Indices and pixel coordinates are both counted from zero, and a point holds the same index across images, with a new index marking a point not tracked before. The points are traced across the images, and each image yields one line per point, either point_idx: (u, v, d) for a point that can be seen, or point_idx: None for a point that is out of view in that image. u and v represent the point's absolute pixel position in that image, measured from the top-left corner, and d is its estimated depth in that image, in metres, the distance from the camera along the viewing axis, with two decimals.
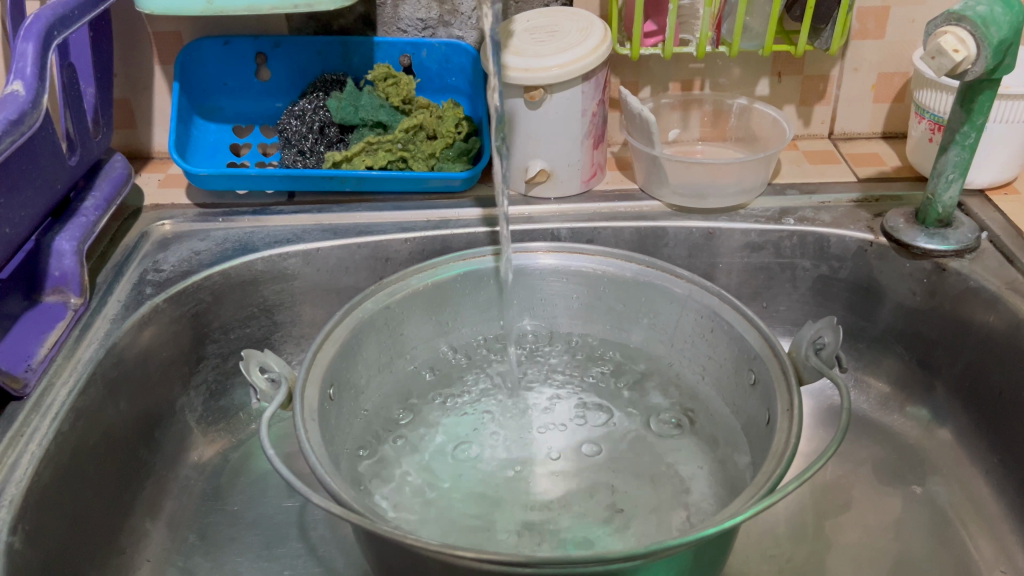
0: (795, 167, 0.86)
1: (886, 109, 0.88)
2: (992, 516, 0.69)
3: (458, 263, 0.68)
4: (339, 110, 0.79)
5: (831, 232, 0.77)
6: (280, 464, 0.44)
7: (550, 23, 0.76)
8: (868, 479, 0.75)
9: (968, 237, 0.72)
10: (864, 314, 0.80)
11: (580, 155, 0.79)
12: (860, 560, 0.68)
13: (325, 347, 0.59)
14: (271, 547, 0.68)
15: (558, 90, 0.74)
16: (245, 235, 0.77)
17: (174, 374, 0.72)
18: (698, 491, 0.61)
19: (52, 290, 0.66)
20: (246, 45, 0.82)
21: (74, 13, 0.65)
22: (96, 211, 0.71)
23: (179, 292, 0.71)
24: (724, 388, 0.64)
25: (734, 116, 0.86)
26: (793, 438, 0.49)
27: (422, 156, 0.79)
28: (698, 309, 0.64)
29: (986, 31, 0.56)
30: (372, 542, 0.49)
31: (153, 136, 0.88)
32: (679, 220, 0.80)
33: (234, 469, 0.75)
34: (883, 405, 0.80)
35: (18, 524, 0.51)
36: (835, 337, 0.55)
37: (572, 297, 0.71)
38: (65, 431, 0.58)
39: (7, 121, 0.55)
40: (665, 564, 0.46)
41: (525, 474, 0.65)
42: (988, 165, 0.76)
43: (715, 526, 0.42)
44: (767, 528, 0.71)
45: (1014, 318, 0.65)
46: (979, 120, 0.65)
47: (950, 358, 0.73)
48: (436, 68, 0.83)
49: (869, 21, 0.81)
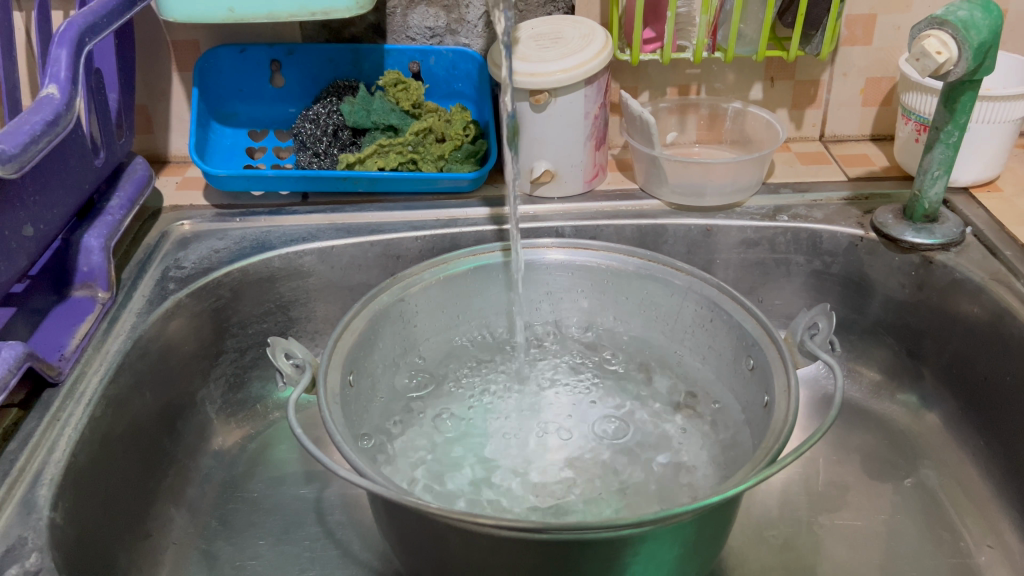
0: (788, 168, 0.90)
1: (875, 112, 0.92)
2: (979, 495, 0.72)
3: (468, 259, 0.71)
4: (351, 114, 0.82)
5: (823, 228, 0.81)
6: (308, 440, 0.46)
7: (553, 30, 0.79)
8: (862, 464, 0.78)
9: (954, 232, 0.75)
10: (855, 308, 0.83)
11: (582, 157, 0.83)
12: (854, 540, 0.71)
13: (345, 337, 0.62)
14: (290, 532, 0.70)
15: (562, 94, 0.77)
16: (262, 235, 0.80)
17: (195, 368, 0.75)
18: (700, 469, 0.64)
19: (81, 285, 0.69)
20: (261, 53, 0.85)
21: (103, 21, 0.68)
22: (121, 211, 0.73)
23: (200, 288, 0.74)
24: (721, 374, 0.67)
25: (729, 119, 0.90)
26: (791, 415, 0.52)
27: (432, 158, 0.82)
28: (697, 300, 0.67)
29: (967, 34, 0.60)
30: (395, 514, 0.52)
31: (170, 142, 0.91)
32: (678, 218, 0.83)
33: (253, 458, 0.77)
34: (874, 393, 0.84)
35: (58, 502, 0.53)
36: (829, 323, 0.59)
37: (577, 291, 0.74)
38: (97, 416, 0.60)
39: (43, 123, 0.58)
40: (673, 532, 0.49)
41: (534, 459, 0.67)
42: (971, 165, 0.80)
43: (719, 495, 0.45)
44: (764, 511, 0.74)
45: (997, 308, 0.69)
46: (961, 119, 0.69)
47: (939, 347, 0.77)
48: (443, 74, 0.87)
49: (857, 28, 0.85)
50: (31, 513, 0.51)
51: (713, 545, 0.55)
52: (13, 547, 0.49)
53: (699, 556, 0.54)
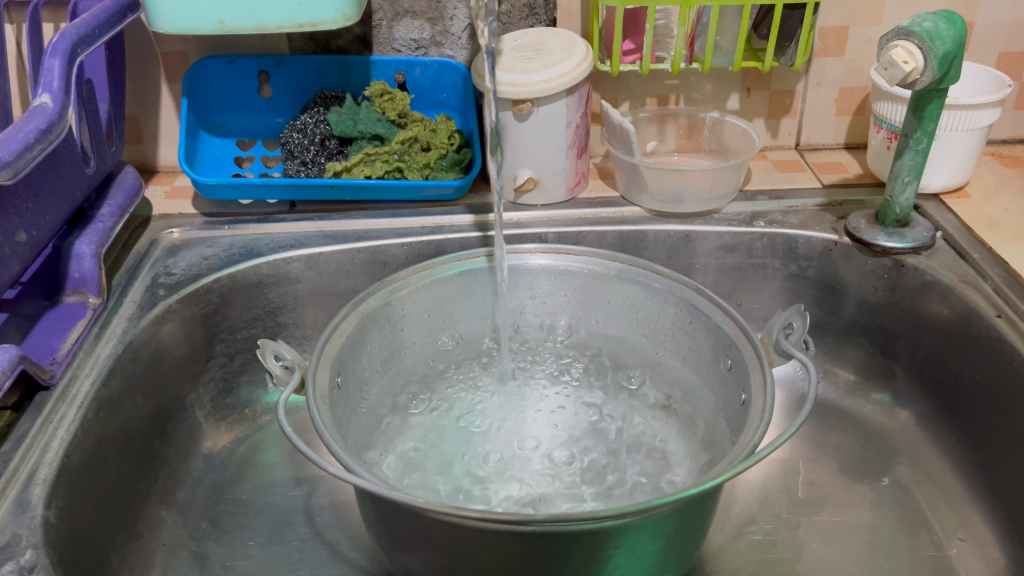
0: (765, 176, 0.92)
1: (848, 122, 0.95)
2: (950, 488, 0.75)
3: (454, 264, 0.73)
4: (338, 123, 0.84)
5: (799, 233, 0.83)
6: (297, 437, 0.47)
7: (535, 42, 0.82)
8: (839, 461, 0.80)
9: (924, 236, 0.78)
10: (830, 310, 0.86)
11: (565, 165, 0.85)
12: (830, 534, 0.73)
13: (333, 340, 0.63)
14: (280, 533, 0.72)
15: (544, 103, 0.79)
16: (250, 242, 0.81)
17: (185, 372, 0.76)
18: (679, 466, 0.66)
19: (72, 291, 0.70)
20: (249, 64, 0.87)
21: (95, 32, 0.69)
22: (111, 218, 0.74)
23: (190, 294, 0.75)
24: (700, 374, 0.69)
25: (707, 129, 0.93)
26: (768, 410, 0.54)
27: (417, 166, 0.84)
28: (677, 303, 0.69)
29: (931, 44, 0.63)
30: (384, 509, 0.54)
31: (159, 151, 0.92)
32: (657, 224, 0.85)
33: (242, 461, 0.78)
34: (850, 393, 0.86)
35: (51, 501, 0.54)
36: (803, 322, 0.62)
37: (560, 296, 0.75)
38: (89, 419, 0.61)
39: (37, 131, 0.60)
40: (653, 524, 0.51)
41: (518, 457, 0.69)
42: (941, 171, 0.83)
43: (698, 487, 0.47)
44: (743, 508, 0.76)
45: (965, 308, 0.72)
46: (929, 127, 0.71)
47: (912, 347, 0.80)
48: (428, 85, 0.89)
49: (830, 39, 0.88)
50: (25, 511, 0.52)
51: (693, 537, 0.57)
52: (8, 545, 0.50)
53: (680, 547, 0.56)
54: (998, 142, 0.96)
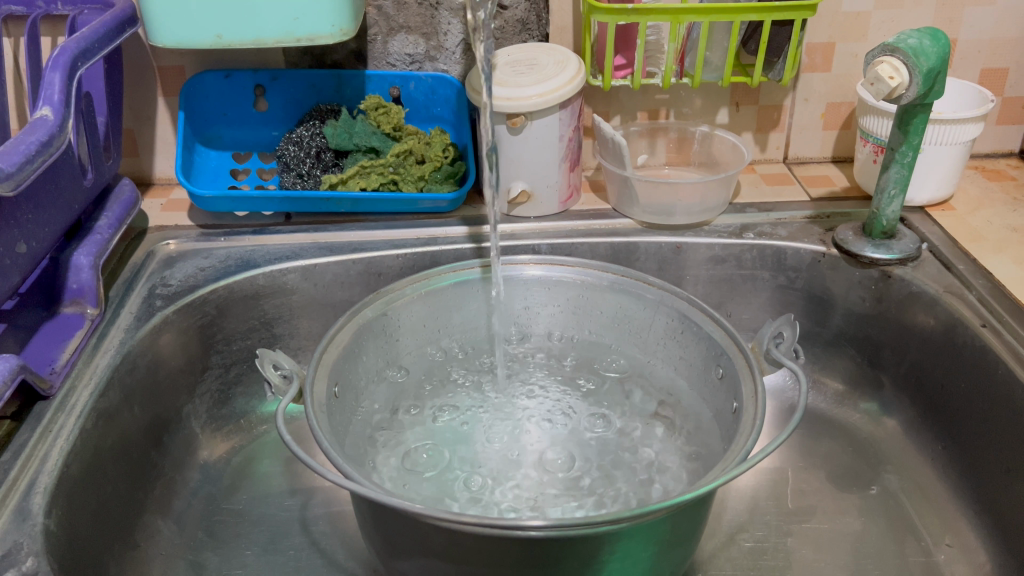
0: (754, 189, 0.94)
1: (835, 135, 0.97)
2: (937, 494, 0.76)
3: (449, 275, 0.74)
4: (334, 136, 0.85)
5: (787, 245, 0.85)
6: (296, 445, 0.47)
7: (529, 57, 0.83)
8: (828, 469, 0.81)
9: (910, 247, 0.80)
10: (819, 320, 0.87)
11: (558, 178, 0.86)
12: (819, 541, 0.75)
13: (329, 350, 0.63)
14: (276, 542, 0.72)
15: (537, 117, 0.81)
16: (246, 253, 0.82)
17: (181, 383, 0.77)
18: (671, 469, 0.67)
19: (70, 302, 0.71)
20: (245, 78, 0.88)
21: (95, 46, 0.70)
22: (109, 230, 0.75)
23: (186, 304, 0.76)
24: (692, 382, 0.69)
25: (697, 142, 0.95)
26: (761, 413, 0.55)
27: (412, 179, 0.85)
28: (668, 312, 0.71)
29: (916, 60, 0.65)
30: (381, 516, 0.54)
31: (155, 164, 0.93)
32: (648, 236, 0.87)
33: (237, 471, 0.79)
34: (839, 403, 0.87)
35: (51, 510, 0.54)
36: (793, 331, 0.63)
37: (554, 306, 0.77)
38: (88, 429, 0.61)
39: (38, 143, 0.60)
40: (647, 530, 0.52)
41: (513, 464, 0.70)
42: (926, 184, 0.85)
43: (691, 492, 0.48)
44: (735, 516, 0.77)
45: (950, 319, 0.74)
46: (915, 141, 0.73)
47: (898, 356, 0.81)
48: (422, 99, 0.90)
49: (816, 55, 0.90)
50: (26, 520, 0.53)
51: (688, 541, 0.58)
52: (9, 552, 0.50)
53: (674, 552, 0.57)
54: (981, 156, 0.98)
